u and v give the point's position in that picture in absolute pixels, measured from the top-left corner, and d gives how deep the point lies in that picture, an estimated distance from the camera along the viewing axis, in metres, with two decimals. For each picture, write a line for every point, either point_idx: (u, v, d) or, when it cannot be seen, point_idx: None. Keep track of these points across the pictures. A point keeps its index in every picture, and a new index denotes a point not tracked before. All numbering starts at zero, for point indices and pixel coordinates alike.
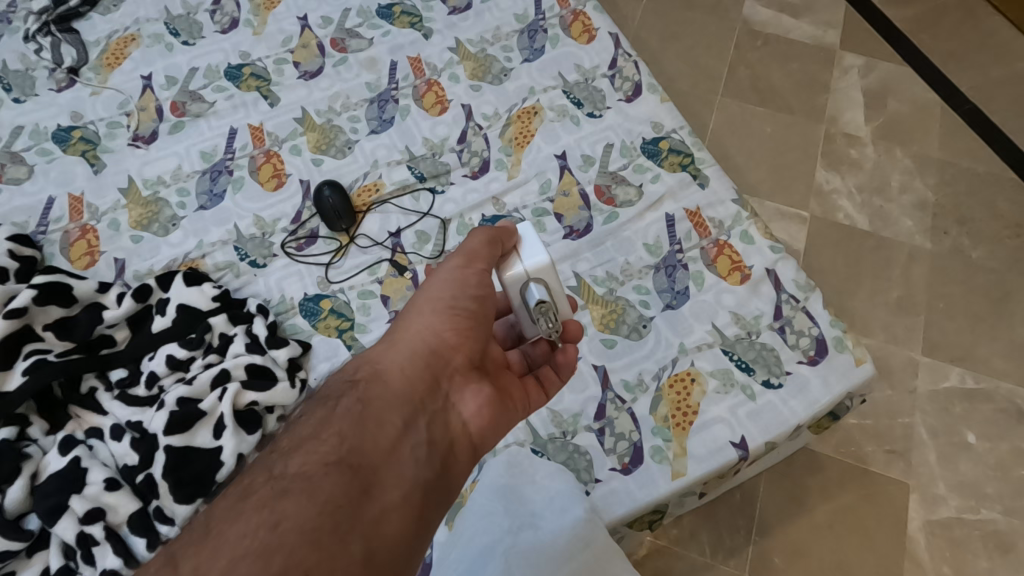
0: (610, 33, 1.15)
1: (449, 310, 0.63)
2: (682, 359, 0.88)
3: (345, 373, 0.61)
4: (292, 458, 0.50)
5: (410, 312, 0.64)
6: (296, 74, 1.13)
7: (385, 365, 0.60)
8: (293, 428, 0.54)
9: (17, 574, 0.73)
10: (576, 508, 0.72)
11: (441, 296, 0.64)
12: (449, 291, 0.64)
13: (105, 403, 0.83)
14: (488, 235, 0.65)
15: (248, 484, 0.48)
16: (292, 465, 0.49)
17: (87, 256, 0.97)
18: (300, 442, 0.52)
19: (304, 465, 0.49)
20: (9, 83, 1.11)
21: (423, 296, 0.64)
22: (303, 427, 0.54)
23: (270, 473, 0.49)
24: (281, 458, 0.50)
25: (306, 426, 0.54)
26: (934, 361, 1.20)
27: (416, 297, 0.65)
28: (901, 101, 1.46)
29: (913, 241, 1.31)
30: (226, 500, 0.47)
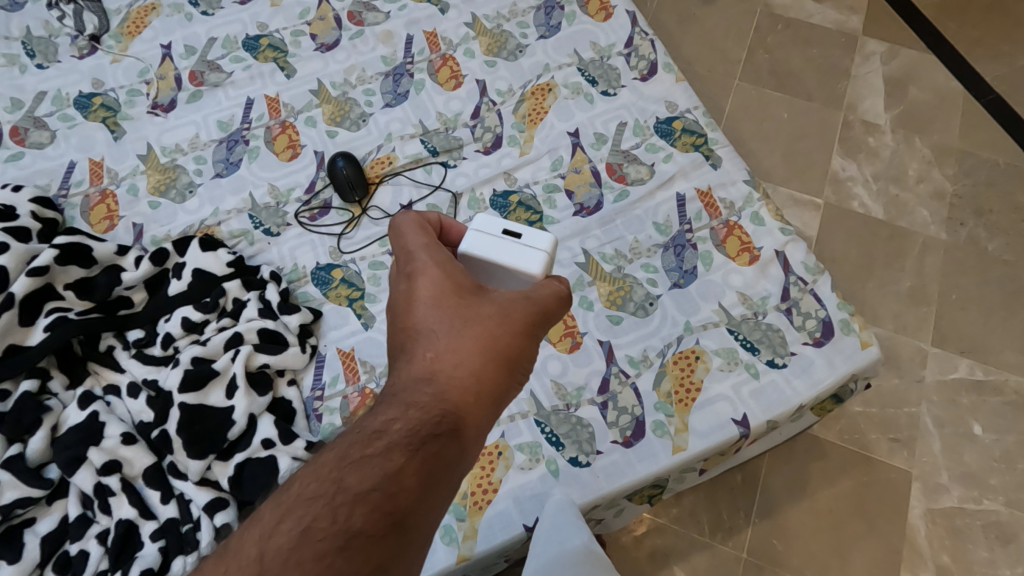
0: (628, 11, 1.14)
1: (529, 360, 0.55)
2: (687, 337, 0.89)
3: (408, 391, 0.51)
4: (357, 506, 0.43)
5: (495, 335, 0.54)
6: (312, 47, 1.14)
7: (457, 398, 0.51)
8: (357, 460, 0.46)
9: (37, 520, 0.76)
10: (575, 538, 0.66)
11: (527, 341, 0.55)
12: (532, 342, 0.56)
13: (123, 361, 0.86)
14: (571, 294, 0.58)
15: (307, 526, 0.42)
16: (356, 519, 0.43)
17: (107, 220, 0.99)
18: (365, 489, 0.44)
19: (368, 521, 0.43)
20: (32, 49, 1.12)
21: (509, 331, 0.54)
22: (368, 466, 0.45)
23: (330, 524, 0.42)
24: (344, 505, 0.43)
25: (370, 466, 0.45)
26: (943, 352, 1.20)
27: (505, 321, 0.54)
28: (923, 89, 1.43)
29: (928, 231, 1.30)
30: (284, 537, 0.42)
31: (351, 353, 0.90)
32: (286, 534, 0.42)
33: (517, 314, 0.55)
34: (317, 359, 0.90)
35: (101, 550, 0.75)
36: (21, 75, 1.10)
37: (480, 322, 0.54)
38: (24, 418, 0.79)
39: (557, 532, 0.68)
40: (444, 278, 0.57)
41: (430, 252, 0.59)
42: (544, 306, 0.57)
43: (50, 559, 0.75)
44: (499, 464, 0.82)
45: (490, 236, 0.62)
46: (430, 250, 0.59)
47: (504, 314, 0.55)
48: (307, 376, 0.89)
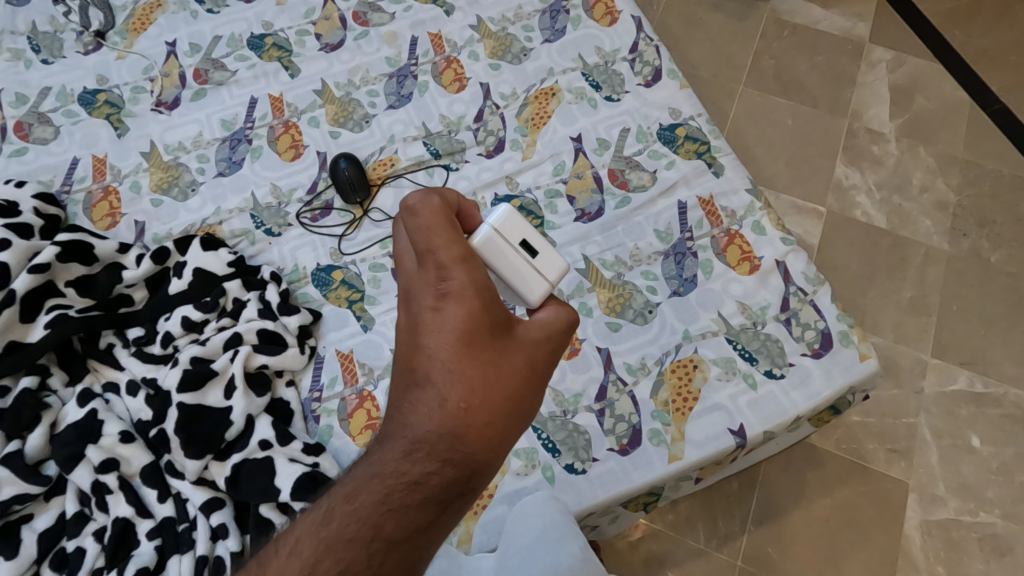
0: (633, 16, 1.14)
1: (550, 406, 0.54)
2: (685, 346, 0.89)
3: (435, 437, 0.48)
4: (391, 553, 0.46)
5: (530, 381, 0.51)
6: (317, 46, 1.14)
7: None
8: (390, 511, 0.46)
9: (35, 516, 0.77)
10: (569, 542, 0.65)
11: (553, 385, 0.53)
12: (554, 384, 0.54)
13: (123, 359, 0.86)
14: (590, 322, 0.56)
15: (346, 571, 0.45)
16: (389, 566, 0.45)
17: (109, 217, 1.00)
18: (398, 538, 0.46)
19: (400, 569, 0.46)
20: (38, 44, 1.13)
21: (540, 374, 0.52)
22: (404, 516, 0.46)
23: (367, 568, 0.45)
24: (380, 552, 0.45)
25: (405, 516, 0.46)
26: (943, 363, 1.19)
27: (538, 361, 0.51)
28: (928, 99, 1.43)
29: (930, 241, 1.29)
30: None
31: (350, 355, 0.90)
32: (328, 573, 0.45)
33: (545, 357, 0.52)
34: (316, 361, 0.90)
35: (98, 547, 0.75)
36: (26, 70, 1.10)
37: (516, 370, 0.50)
38: (24, 414, 0.79)
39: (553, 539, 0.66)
40: (482, 310, 0.50)
41: (464, 270, 0.50)
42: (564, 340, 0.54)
43: (47, 556, 0.75)
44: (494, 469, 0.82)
45: (506, 241, 0.56)
46: (465, 266, 0.50)
47: (536, 358, 0.52)
48: (306, 377, 0.89)
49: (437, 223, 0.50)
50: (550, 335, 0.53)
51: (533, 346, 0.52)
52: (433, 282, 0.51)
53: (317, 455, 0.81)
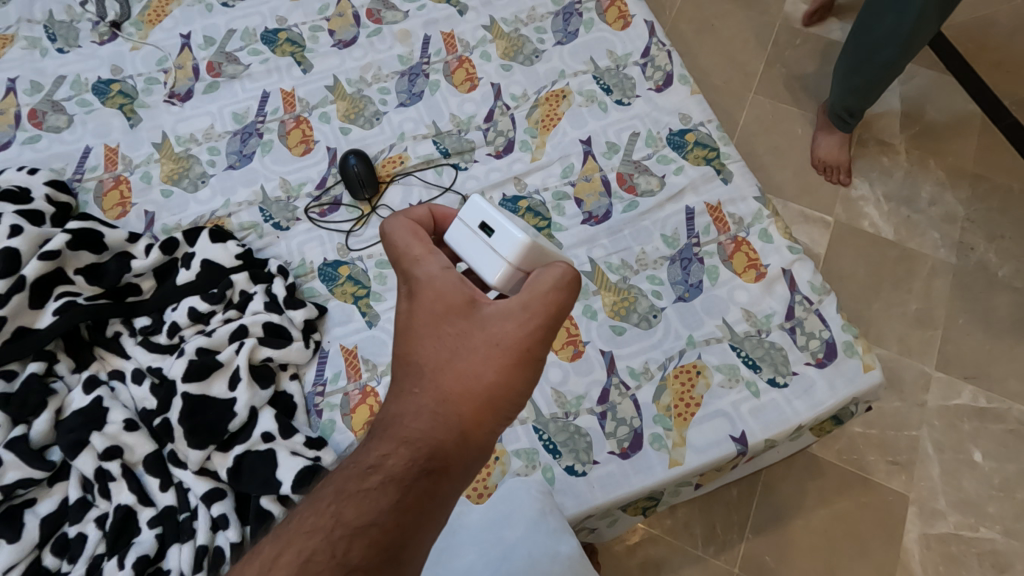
0: (646, 21, 1.14)
1: (529, 386, 0.51)
2: (689, 351, 0.89)
3: (399, 424, 0.49)
4: (354, 542, 0.43)
5: (492, 356, 0.49)
6: (330, 43, 1.14)
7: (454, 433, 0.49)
8: (352, 497, 0.46)
9: (38, 501, 0.77)
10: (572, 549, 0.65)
11: (526, 358, 0.50)
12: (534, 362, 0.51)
13: (129, 348, 0.87)
14: (568, 280, 0.51)
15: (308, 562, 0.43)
16: (352, 555, 0.43)
17: (119, 207, 1.01)
18: (362, 525, 0.44)
19: (365, 559, 0.43)
20: (54, 33, 1.14)
21: (503, 349, 0.49)
22: (365, 501, 0.45)
23: (329, 558, 0.43)
24: (343, 540, 0.43)
25: (368, 501, 0.45)
26: (947, 377, 1.19)
27: (503, 334, 0.50)
28: (939, 111, 1.42)
29: (938, 254, 1.29)
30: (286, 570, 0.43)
31: (354, 351, 0.91)
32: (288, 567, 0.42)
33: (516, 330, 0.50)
34: (320, 355, 0.90)
35: (99, 534, 0.76)
36: (41, 58, 1.11)
37: (476, 347, 0.50)
38: (30, 400, 0.80)
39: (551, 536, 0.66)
40: (438, 298, 0.52)
41: (422, 264, 0.53)
42: (538, 310, 0.50)
43: (49, 540, 0.76)
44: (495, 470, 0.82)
45: (468, 229, 0.56)
46: (423, 262, 0.53)
47: (500, 335, 0.50)
48: (309, 371, 0.89)
49: (396, 234, 0.55)
50: (516, 307, 0.50)
51: (498, 322, 0.50)
52: (400, 286, 0.55)
53: (319, 450, 0.81)
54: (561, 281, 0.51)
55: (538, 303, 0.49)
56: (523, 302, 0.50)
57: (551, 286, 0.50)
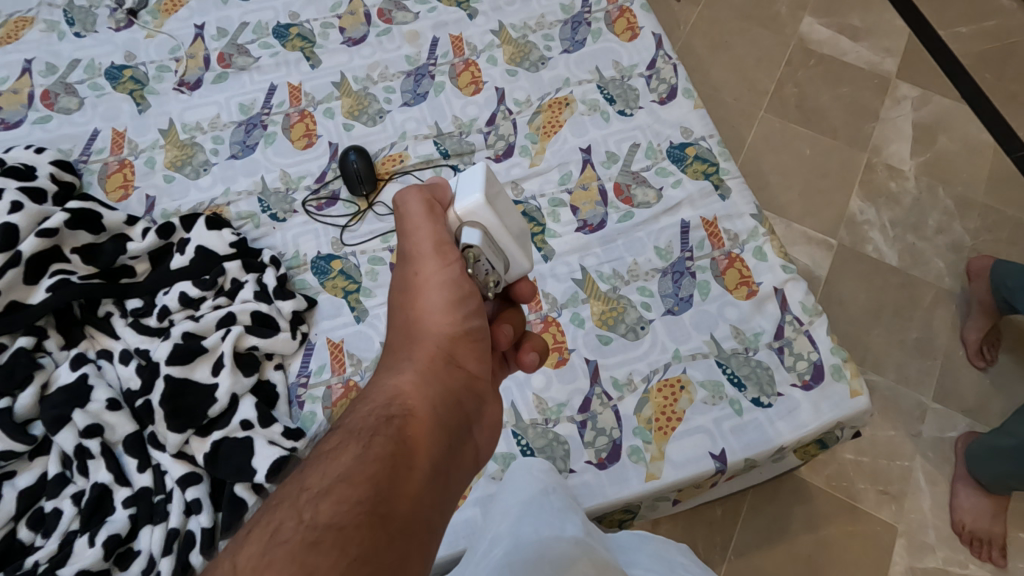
0: (654, 33, 1.14)
1: (452, 306, 0.59)
2: (674, 365, 0.88)
3: (356, 404, 0.55)
4: (322, 501, 0.44)
5: (414, 297, 0.60)
6: (340, 40, 1.16)
7: (402, 390, 0.55)
8: (316, 464, 0.47)
9: (18, 474, 0.78)
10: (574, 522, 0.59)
11: (433, 279, 0.59)
12: (446, 288, 0.59)
13: (119, 328, 0.88)
14: (425, 195, 0.60)
15: (278, 530, 0.42)
16: (323, 513, 0.43)
17: (122, 189, 1.02)
18: (332, 481, 0.45)
19: (339, 506, 0.43)
20: (72, 17, 1.16)
21: (416, 286, 0.60)
22: (330, 462, 0.47)
23: (297, 522, 0.42)
24: (311, 502, 0.43)
25: (330, 462, 0.47)
26: (943, 409, 1.17)
27: (408, 272, 0.60)
28: (951, 139, 1.41)
29: (941, 283, 1.27)
30: (254, 547, 0.41)
31: (340, 345, 0.91)
32: (254, 543, 0.41)
33: (418, 268, 0.60)
34: (307, 347, 0.91)
35: (74, 510, 0.76)
36: (58, 41, 1.14)
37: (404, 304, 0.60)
38: (17, 372, 0.81)
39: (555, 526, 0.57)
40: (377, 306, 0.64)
41: None
42: (418, 234, 0.60)
43: (26, 513, 0.77)
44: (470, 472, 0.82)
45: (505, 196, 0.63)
46: None
47: (409, 278, 0.60)
48: (295, 362, 0.90)
49: None
50: (407, 249, 0.60)
51: (407, 271, 0.60)
52: None
53: (296, 441, 0.81)
54: (419, 208, 0.60)
55: (411, 229, 0.60)
56: (405, 244, 0.61)
57: (415, 205, 0.60)
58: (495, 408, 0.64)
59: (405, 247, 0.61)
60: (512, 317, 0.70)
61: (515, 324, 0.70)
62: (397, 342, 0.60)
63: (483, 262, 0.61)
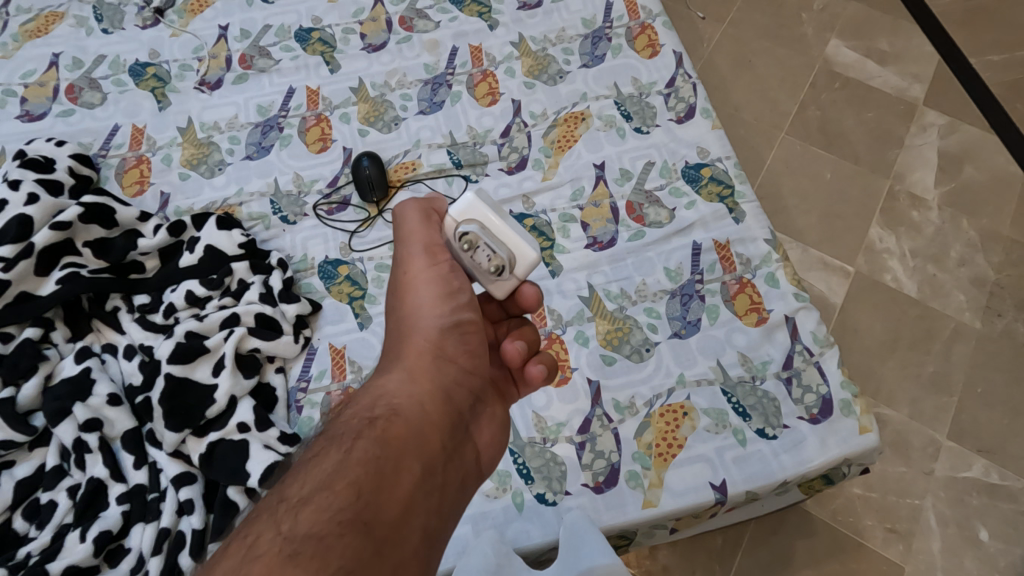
0: (675, 51, 1.13)
1: (448, 304, 0.60)
2: (678, 391, 0.86)
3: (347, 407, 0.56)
4: (302, 512, 0.44)
5: (406, 297, 0.61)
6: (360, 46, 1.16)
7: (390, 390, 0.55)
8: (299, 473, 0.48)
9: (16, 464, 0.79)
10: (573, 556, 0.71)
11: (427, 277, 0.61)
12: (435, 285, 0.60)
13: (125, 323, 0.89)
14: (420, 205, 0.63)
15: (257, 541, 0.42)
16: (301, 524, 0.43)
17: (138, 185, 1.03)
18: (311, 491, 0.45)
19: (318, 515, 0.44)
20: (101, 14, 1.18)
21: (408, 286, 0.61)
22: (312, 470, 0.47)
23: (275, 534, 0.42)
24: (290, 513, 0.44)
25: (312, 469, 0.47)
26: (958, 447, 1.13)
27: (402, 272, 0.62)
28: (978, 169, 1.37)
29: (961, 317, 1.24)
30: (233, 559, 0.41)
31: (341, 351, 0.91)
32: (231, 558, 0.41)
33: (409, 267, 0.61)
34: (309, 351, 0.91)
35: (69, 503, 0.77)
36: (86, 37, 1.16)
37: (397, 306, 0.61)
38: (22, 363, 0.82)
39: (579, 550, 0.71)
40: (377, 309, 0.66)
41: None
42: (410, 238, 0.61)
43: (22, 503, 0.78)
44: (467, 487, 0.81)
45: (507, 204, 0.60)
46: None
47: (402, 279, 0.62)
48: (296, 366, 0.90)
49: None
50: (401, 252, 0.62)
51: (401, 273, 0.62)
52: None
53: (292, 446, 0.81)
54: (411, 213, 0.62)
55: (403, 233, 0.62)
56: (400, 248, 0.62)
57: (411, 212, 0.62)
58: (492, 408, 0.63)
59: (400, 253, 0.63)
60: (522, 334, 0.67)
61: (527, 342, 0.66)
62: (389, 346, 0.61)
63: (484, 247, 0.57)
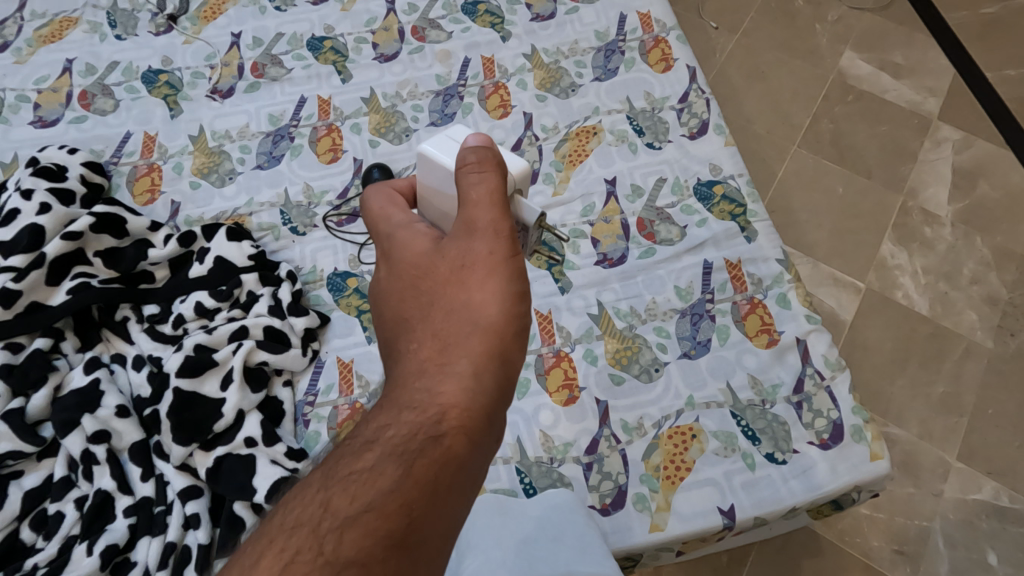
0: (688, 65, 1.12)
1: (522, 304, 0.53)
2: (687, 412, 0.85)
3: (400, 392, 0.50)
4: (344, 532, 0.42)
5: (475, 285, 0.52)
6: (372, 55, 1.16)
7: (447, 392, 0.49)
8: (345, 479, 0.45)
9: (24, 475, 0.79)
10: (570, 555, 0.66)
11: (501, 270, 0.52)
12: (508, 280, 0.52)
13: (134, 334, 0.89)
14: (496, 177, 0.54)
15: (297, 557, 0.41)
16: (346, 547, 0.42)
17: (149, 193, 1.04)
18: (359, 508, 0.43)
19: (365, 540, 0.42)
20: (115, 20, 1.19)
21: (473, 269, 0.53)
22: (359, 481, 0.44)
23: (317, 554, 0.41)
24: (333, 531, 0.42)
25: (362, 485, 0.44)
26: (968, 469, 1.12)
27: (470, 249, 0.53)
28: (992, 186, 1.36)
29: (973, 336, 1.22)
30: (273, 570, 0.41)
31: (349, 365, 0.90)
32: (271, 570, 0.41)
33: (479, 249, 0.53)
34: (316, 365, 0.90)
35: (76, 515, 0.77)
36: (100, 43, 1.16)
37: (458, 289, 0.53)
38: (31, 373, 0.82)
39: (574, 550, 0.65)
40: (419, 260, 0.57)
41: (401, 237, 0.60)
42: (484, 215, 0.52)
43: (29, 514, 0.78)
44: None
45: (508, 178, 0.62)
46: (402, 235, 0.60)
47: (469, 257, 0.53)
48: (303, 379, 0.90)
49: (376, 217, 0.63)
50: (472, 226, 0.53)
51: (467, 250, 0.53)
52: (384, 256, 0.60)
53: (299, 462, 0.81)
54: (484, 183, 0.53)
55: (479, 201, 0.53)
56: (471, 218, 0.53)
57: (486, 183, 0.54)
58: None
59: (470, 225, 0.53)
60: None
61: None
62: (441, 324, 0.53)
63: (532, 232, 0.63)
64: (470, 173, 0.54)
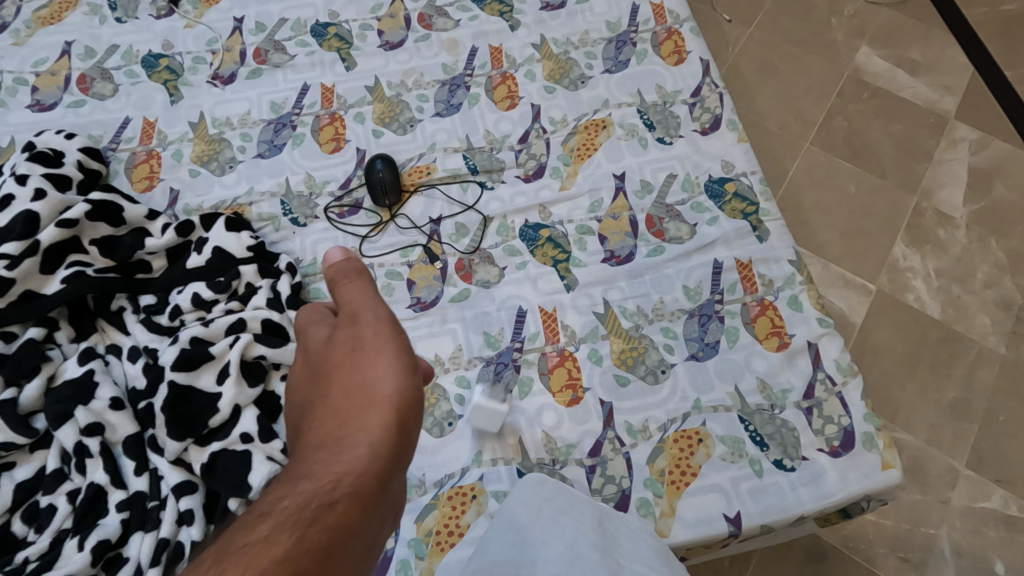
0: (701, 58, 1.09)
1: (405, 381, 0.61)
2: (693, 416, 0.83)
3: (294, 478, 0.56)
4: None
5: (364, 368, 0.61)
6: (377, 43, 1.13)
7: (342, 469, 0.56)
8: (243, 550, 0.49)
9: (16, 466, 0.78)
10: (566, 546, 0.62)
11: (382, 353, 0.61)
12: (392, 359, 0.61)
13: (130, 324, 0.88)
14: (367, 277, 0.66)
15: None
16: None
17: (147, 180, 1.01)
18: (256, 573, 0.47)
19: None
20: (115, 2, 1.16)
21: (359, 358, 0.62)
22: (257, 549, 0.49)
23: None
24: None
25: (259, 555, 0.48)
26: (977, 477, 1.09)
27: (357, 336, 0.63)
28: (1009, 188, 1.32)
29: (985, 341, 1.20)
30: None
31: None
32: None
33: (365, 337, 0.62)
34: None
35: (68, 509, 0.75)
36: (99, 25, 1.14)
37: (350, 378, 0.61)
38: (24, 363, 0.81)
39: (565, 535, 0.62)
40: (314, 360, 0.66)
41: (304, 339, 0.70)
42: (368, 308, 0.64)
43: (20, 506, 0.76)
44: (471, 508, 0.79)
45: None
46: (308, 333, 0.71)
47: (359, 340, 0.63)
48: None
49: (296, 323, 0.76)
50: (357, 320, 0.63)
51: (356, 338, 0.63)
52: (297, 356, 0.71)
53: None
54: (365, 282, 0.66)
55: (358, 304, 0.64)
56: (355, 314, 0.64)
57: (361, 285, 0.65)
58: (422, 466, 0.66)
59: (353, 319, 0.64)
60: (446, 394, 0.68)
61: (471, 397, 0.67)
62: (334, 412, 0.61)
63: None
64: (346, 278, 0.65)
